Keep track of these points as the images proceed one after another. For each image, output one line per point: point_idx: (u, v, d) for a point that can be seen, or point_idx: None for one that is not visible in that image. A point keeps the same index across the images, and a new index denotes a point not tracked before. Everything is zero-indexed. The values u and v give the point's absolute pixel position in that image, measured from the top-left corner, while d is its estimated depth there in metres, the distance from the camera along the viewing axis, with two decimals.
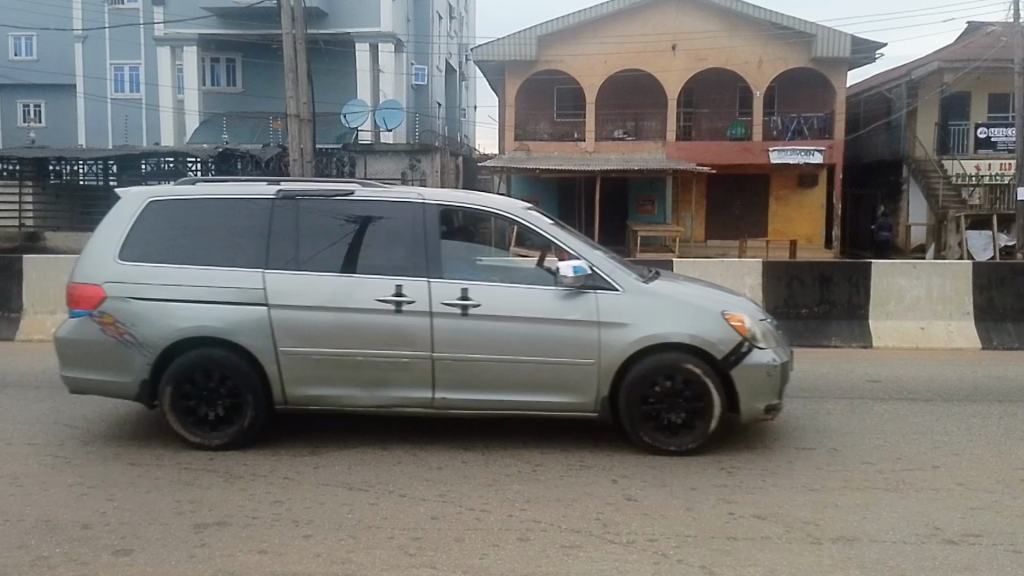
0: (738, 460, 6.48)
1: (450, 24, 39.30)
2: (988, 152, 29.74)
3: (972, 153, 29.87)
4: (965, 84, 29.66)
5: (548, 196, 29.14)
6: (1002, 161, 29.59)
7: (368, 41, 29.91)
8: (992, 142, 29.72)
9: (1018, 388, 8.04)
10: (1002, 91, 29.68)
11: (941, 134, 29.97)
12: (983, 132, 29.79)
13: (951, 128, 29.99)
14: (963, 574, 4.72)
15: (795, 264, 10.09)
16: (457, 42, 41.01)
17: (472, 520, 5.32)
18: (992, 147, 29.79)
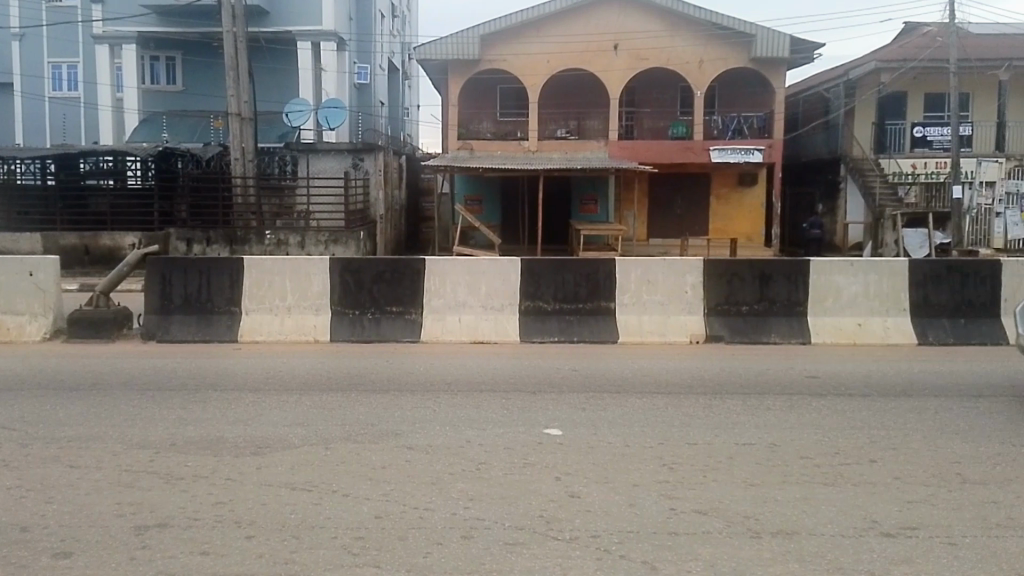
0: (680, 456, 6.54)
1: (393, 23, 39.06)
2: (923, 151, 30.42)
3: (908, 152, 30.48)
4: (901, 83, 30.44)
5: (492, 195, 29.11)
6: (938, 160, 30.26)
7: (309, 40, 29.62)
8: (927, 141, 30.42)
9: (951, 379, 8.21)
10: (936, 91, 30.55)
11: (877, 134, 30.65)
12: (919, 131, 30.46)
13: (888, 127, 30.64)
14: (900, 565, 4.83)
15: (737, 261, 10.19)
16: (401, 40, 40.75)
17: (416, 519, 5.28)
18: (927, 146, 30.46)
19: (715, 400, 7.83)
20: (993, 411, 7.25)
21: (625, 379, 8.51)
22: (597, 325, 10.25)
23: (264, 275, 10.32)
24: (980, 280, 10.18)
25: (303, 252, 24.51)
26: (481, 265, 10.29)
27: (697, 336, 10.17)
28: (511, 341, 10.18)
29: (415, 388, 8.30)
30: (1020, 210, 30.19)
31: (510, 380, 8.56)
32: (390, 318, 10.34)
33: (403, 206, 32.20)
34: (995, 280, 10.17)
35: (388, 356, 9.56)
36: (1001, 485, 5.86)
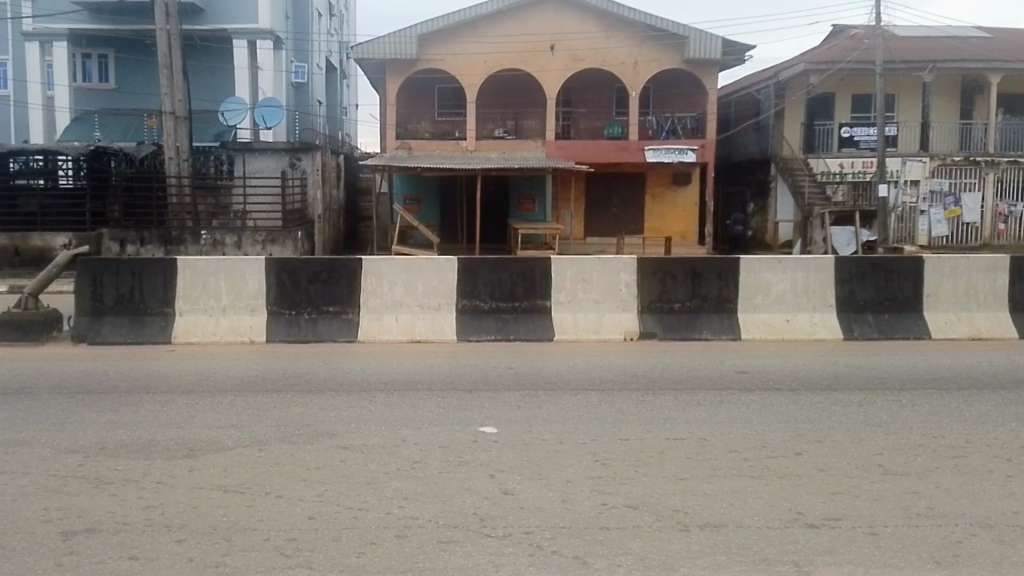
0: (613, 452, 6.62)
1: (330, 21, 38.70)
2: (850, 151, 30.78)
3: (836, 152, 30.84)
4: (829, 84, 31.33)
5: (432, 194, 29.10)
6: (864, 160, 30.62)
7: (246, 38, 29.12)
8: (854, 141, 30.80)
9: (876, 373, 8.43)
10: (864, 91, 31.44)
11: (806, 134, 31.31)
12: (846, 131, 30.82)
13: (817, 127, 31.15)
14: (824, 556, 4.97)
15: (668, 259, 10.34)
16: (338, 39, 40.40)
17: (349, 519, 5.26)
18: (854, 146, 30.86)
19: (648, 396, 7.93)
20: (914, 403, 7.47)
21: (561, 377, 8.58)
22: (533, 323, 10.32)
23: (198, 275, 10.15)
24: (903, 275, 10.48)
25: (239, 252, 24.05)
26: (418, 263, 10.27)
27: (631, 333, 10.31)
28: (448, 340, 10.18)
29: (350, 387, 8.26)
30: (943, 209, 31.04)
31: (446, 378, 8.57)
32: (327, 319, 10.27)
33: (341, 205, 32.00)
34: (917, 275, 10.50)
35: (323, 356, 9.48)
36: (921, 475, 6.04)
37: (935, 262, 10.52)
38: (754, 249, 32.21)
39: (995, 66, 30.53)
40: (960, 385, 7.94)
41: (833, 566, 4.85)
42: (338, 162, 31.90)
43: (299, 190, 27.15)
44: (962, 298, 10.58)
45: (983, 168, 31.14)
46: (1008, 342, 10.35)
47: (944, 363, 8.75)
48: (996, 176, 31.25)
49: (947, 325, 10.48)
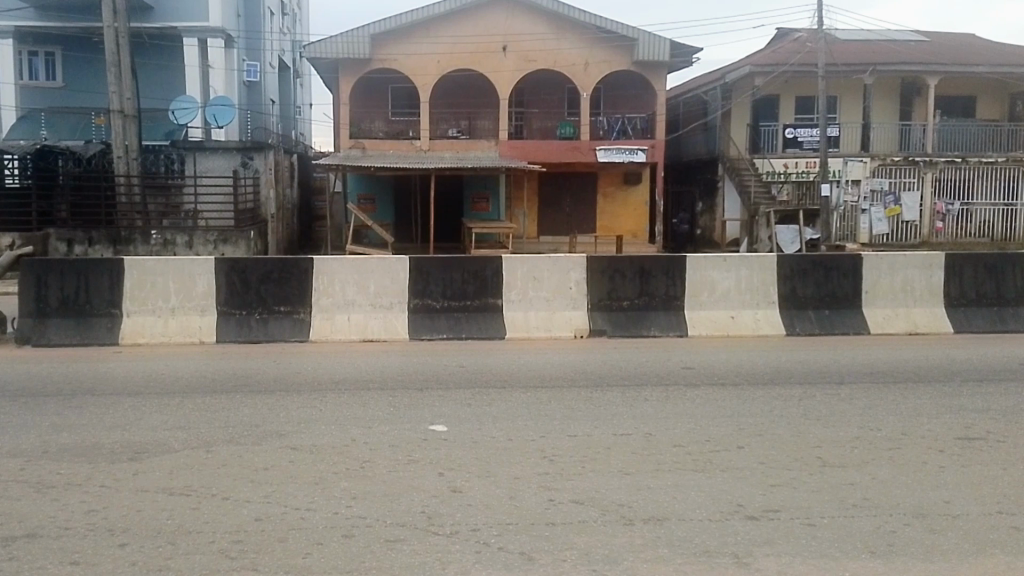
0: (560, 449, 6.71)
1: (282, 20, 38.38)
2: (794, 151, 31.34)
3: (780, 152, 31.38)
4: (773, 87, 31.80)
5: (386, 194, 29.06)
6: (807, 160, 31.24)
7: (196, 36, 28.79)
8: (798, 141, 31.31)
9: (820, 368, 8.63)
10: (806, 93, 31.95)
11: (752, 135, 31.80)
12: (790, 132, 31.31)
13: (762, 128, 31.73)
14: (763, 547, 5.12)
15: (617, 258, 10.49)
16: (291, 38, 40.11)
17: (296, 520, 5.27)
18: (798, 146, 31.37)
19: (597, 393, 8.05)
20: (852, 397, 7.68)
21: (511, 374, 8.67)
22: (485, 322, 10.40)
23: (146, 275, 10.08)
24: (843, 273, 10.75)
25: (191, 252, 23.83)
26: (369, 263, 10.28)
27: (581, 331, 10.42)
28: (400, 339, 10.20)
29: (300, 387, 8.26)
30: (883, 208, 31.75)
31: (397, 378, 8.59)
32: (278, 318, 10.23)
33: (295, 204, 31.82)
34: (856, 272, 10.77)
35: (273, 356, 9.46)
36: (858, 466, 6.21)
37: (873, 259, 10.81)
38: (702, 247, 32.70)
39: (933, 69, 31.27)
40: (896, 378, 8.18)
41: (772, 556, 5.00)
42: (290, 162, 31.69)
43: (251, 190, 26.95)
44: (899, 295, 10.87)
45: (922, 168, 31.82)
46: (943, 336, 10.64)
47: (885, 357, 8.99)
48: (934, 176, 31.94)
49: (884, 320, 10.75)
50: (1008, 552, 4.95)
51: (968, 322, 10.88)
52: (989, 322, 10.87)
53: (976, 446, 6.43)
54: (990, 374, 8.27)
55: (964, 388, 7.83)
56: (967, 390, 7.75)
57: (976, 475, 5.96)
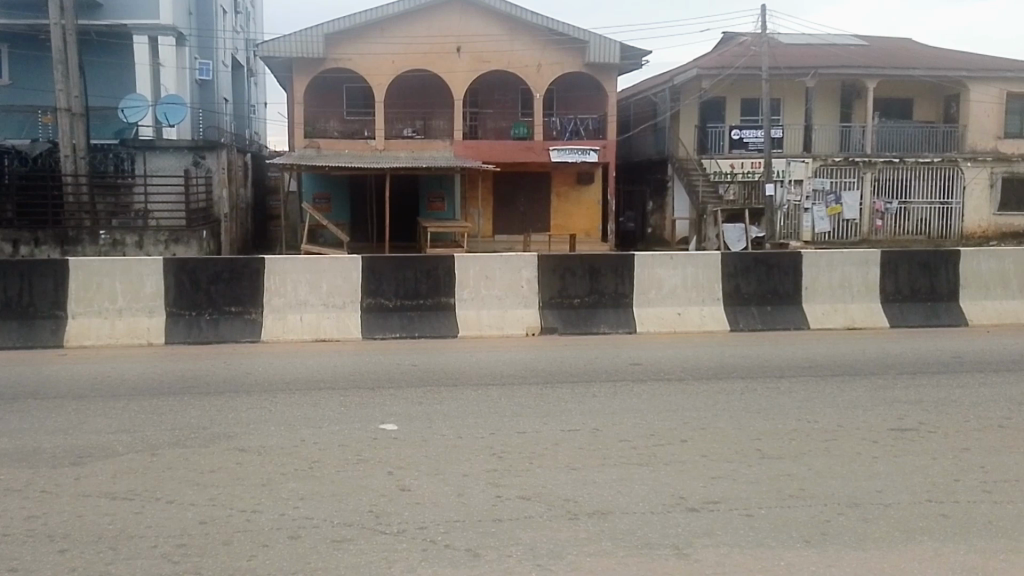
0: (508, 445, 6.84)
1: (235, 18, 38.04)
2: (740, 152, 32.03)
3: (727, 152, 32.00)
4: (720, 89, 32.25)
5: (341, 194, 28.99)
6: (752, 160, 31.86)
7: (146, 34, 28.49)
8: (743, 142, 32.10)
9: (763, 363, 8.84)
10: (753, 95, 32.48)
11: (700, 136, 32.20)
12: (735, 133, 32.12)
13: (709, 129, 32.24)
14: (703, 537, 5.27)
15: (567, 257, 10.65)
16: (244, 36, 39.79)
17: (242, 522, 5.29)
18: (744, 147, 32.11)
19: (546, 390, 8.16)
20: (791, 390, 7.90)
21: (463, 372, 8.77)
22: (437, 321, 10.48)
23: (92, 276, 10.01)
24: (784, 270, 11.04)
25: (141, 252, 23.66)
26: (322, 263, 10.31)
27: (533, 328, 10.54)
28: (353, 338, 10.24)
29: (249, 388, 8.28)
30: (824, 207, 32.43)
31: (349, 377, 8.65)
32: (228, 319, 10.20)
33: (248, 204, 31.63)
34: (796, 269, 11.07)
35: (223, 357, 9.45)
36: (795, 458, 6.39)
37: (812, 257, 11.12)
38: (652, 245, 33.06)
39: (873, 72, 31.99)
40: (831, 372, 8.42)
41: (710, 547, 5.16)
42: (243, 161, 31.51)
43: (204, 189, 26.77)
44: (838, 291, 11.17)
45: (861, 168, 32.51)
46: (880, 331, 10.94)
47: (825, 352, 9.23)
48: (873, 176, 32.66)
49: (824, 316, 11.03)
50: (936, 538, 5.14)
51: (904, 317, 11.19)
52: (924, 317, 11.20)
53: (910, 437, 6.66)
54: (923, 367, 8.54)
55: (896, 380, 8.11)
56: (898, 383, 8.02)
57: (910, 464, 6.17)
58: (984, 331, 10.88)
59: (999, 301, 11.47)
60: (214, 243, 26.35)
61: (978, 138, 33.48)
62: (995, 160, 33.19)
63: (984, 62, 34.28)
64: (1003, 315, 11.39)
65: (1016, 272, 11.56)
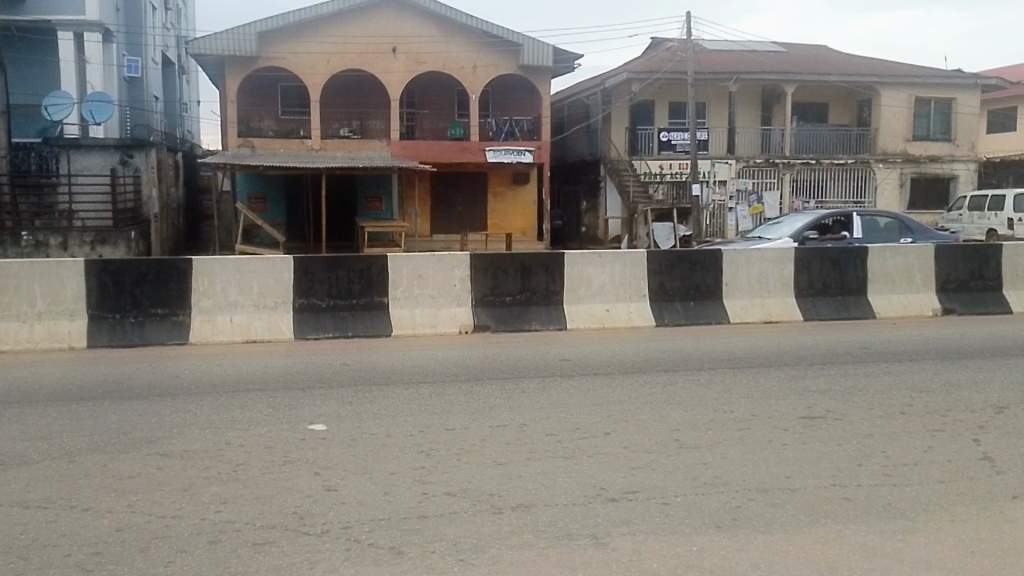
0: (437, 441, 6.97)
1: (165, 14, 37.43)
2: (669, 154, 32.49)
3: (656, 154, 32.43)
4: (649, 93, 32.85)
5: (277, 194, 28.79)
6: (680, 162, 32.46)
7: (71, 30, 27.94)
8: (671, 145, 32.48)
9: (683, 357, 9.11)
10: (679, 99, 33.20)
11: (630, 138, 32.76)
12: (664, 136, 32.46)
13: (639, 131, 32.71)
14: (621, 527, 5.46)
15: (498, 256, 10.83)
16: (174, 34, 39.18)
17: (161, 528, 5.29)
18: (672, 149, 32.55)
19: (474, 386, 8.33)
20: (710, 381, 8.19)
21: (394, 371, 8.88)
22: (371, 320, 10.57)
23: (11, 279, 9.82)
24: (706, 266, 11.38)
25: (66, 253, 23.51)
26: (252, 263, 10.30)
27: (466, 327, 10.70)
28: (285, 339, 10.28)
29: (174, 391, 8.27)
30: (747, 206, 33.11)
31: (281, 378, 8.71)
32: (154, 322, 10.15)
33: (179, 204, 31.32)
34: (717, 266, 11.42)
35: (150, 361, 9.40)
36: (710, 447, 6.63)
37: (733, 253, 11.48)
38: (587, 244, 33.52)
39: (792, 77, 32.77)
40: (746, 364, 8.73)
41: (627, 535, 5.35)
42: (173, 160, 31.19)
43: (132, 188, 26.61)
44: (757, 287, 11.56)
45: (781, 169, 33.43)
46: (795, 324, 11.35)
47: (746, 346, 9.52)
48: (792, 177, 33.57)
49: (743, 310, 11.41)
50: (838, 521, 5.39)
51: (816, 311, 11.64)
52: (835, 310, 11.67)
53: (818, 425, 6.95)
54: (831, 359, 8.90)
55: (807, 370, 8.45)
56: (808, 373, 8.35)
57: (819, 451, 6.46)
58: (891, 323, 11.36)
59: (903, 294, 11.97)
60: (143, 243, 26.29)
61: (892, 140, 34.54)
62: (904, 162, 34.39)
63: (897, 68, 35.36)
64: (909, 308, 11.90)
65: (919, 267, 12.06)
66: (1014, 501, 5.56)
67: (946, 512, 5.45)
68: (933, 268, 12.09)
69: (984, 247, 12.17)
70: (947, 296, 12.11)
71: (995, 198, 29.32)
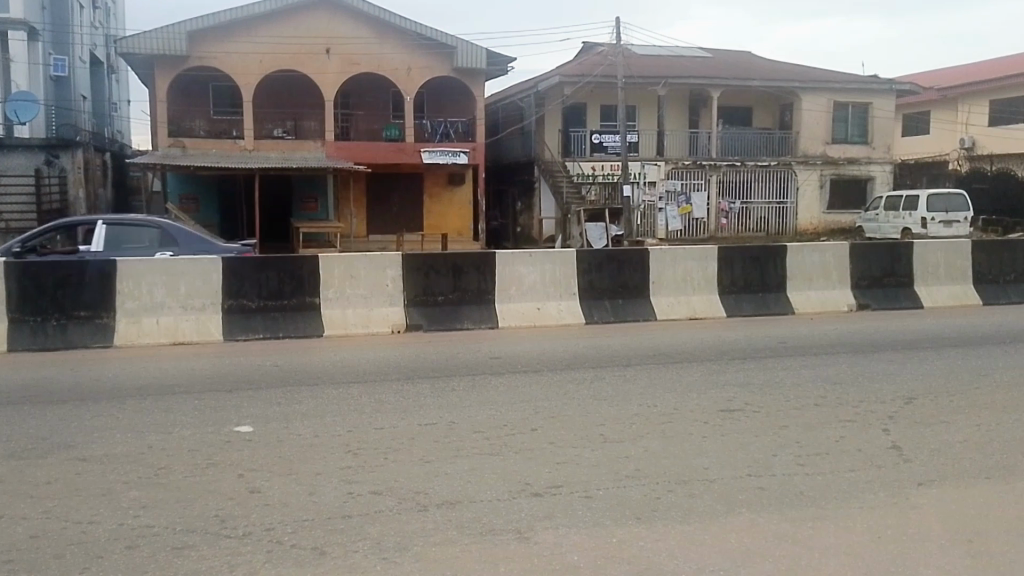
0: (364, 441, 6.98)
1: (93, 13, 36.72)
2: (600, 156, 32.98)
3: (589, 156, 32.92)
4: (581, 95, 33.23)
5: (209, 195, 28.43)
6: (611, 164, 32.87)
7: None
8: (603, 146, 33.00)
9: (609, 353, 9.26)
10: (610, 103, 33.67)
11: (563, 139, 33.13)
12: (596, 137, 33.03)
13: (572, 133, 33.21)
14: (544, 521, 5.54)
15: (430, 256, 10.89)
16: (103, 33, 38.45)
17: (76, 534, 5.23)
18: (604, 151, 33.04)
19: (404, 385, 8.36)
20: (635, 377, 8.34)
21: (325, 371, 8.88)
22: (302, 321, 10.53)
23: None
24: (633, 265, 11.60)
25: None
26: (179, 264, 10.21)
27: (398, 326, 10.72)
28: (214, 340, 10.18)
29: (95, 395, 8.16)
30: (676, 207, 33.75)
31: (207, 380, 8.62)
32: (77, 324, 9.96)
33: (108, 205, 30.78)
34: (644, 265, 11.65)
35: (75, 364, 9.23)
36: (633, 441, 6.77)
37: (658, 253, 11.73)
38: (522, 245, 33.71)
39: (717, 83, 33.43)
40: (670, 359, 8.90)
41: (550, 529, 5.43)
42: (101, 160, 30.63)
43: (57, 189, 26.21)
44: (681, 285, 11.81)
45: (708, 171, 34.13)
46: (718, 320, 11.62)
47: (671, 342, 9.69)
48: (719, 178, 34.34)
49: (669, 307, 11.63)
50: (751, 510, 5.56)
51: (738, 307, 11.93)
52: (756, 306, 11.98)
53: (736, 417, 7.14)
54: (749, 353, 9.13)
55: (729, 365, 8.65)
56: (729, 368, 8.55)
57: (735, 442, 6.64)
58: (808, 318, 11.70)
59: (821, 290, 12.31)
60: None
61: (819, 144, 35.43)
62: (823, 164, 35.32)
63: (821, 74, 36.25)
64: (826, 304, 12.24)
65: (835, 264, 12.43)
66: (920, 487, 5.79)
67: (855, 499, 5.65)
68: (847, 264, 12.47)
69: (896, 245, 12.57)
70: (861, 292, 12.48)
71: (909, 198, 30.21)
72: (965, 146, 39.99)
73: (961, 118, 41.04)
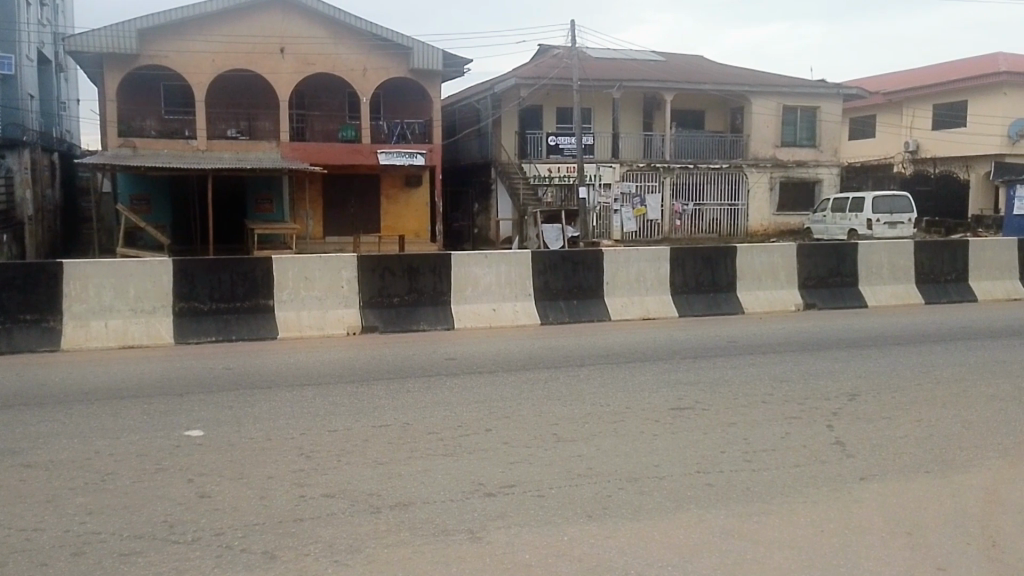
0: (318, 444, 6.95)
1: (41, 10, 36.04)
2: (557, 158, 33.17)
3: (545, 158, 33.10)
4: (537, 97, 33.38)
5: (161, 195, 28.06)
6: (568, 166, 33.16)
7: None
8: (559, 148, 33.14)
9: (562, 353, 9.33)
10: (566, 104, 33.85)
11: (520, 142, 33.23)
12: (552, 140, 33.12)
13: (528, 135, 33.24)
14: (496, 520, 5.57)
15: (385, 257, 10.88)
16: (50, 30, 37.74)
17: (19, 542, 5.14)
18: (560, 153, 33.20)
19: (358, 387, 8.35)
20: (588, 377, 8.41)
21: (277, 373, 8.82)
22: (256, 323, 10.46)
23: None
24: (586, 266, 11.71)
25: None
26: (128, 266, 10.07)
27: (353, 328, 10.70)
28: (165, 343, 10.07)
29: (40, 400, 8.02)
30: (631, 208, 33.97)
31: (158, 383, 8.54)
32: (23, 328, 9.75)
33: (56, 206, 30.20)
34: (597, 266, 11.75)
35: (21, 368, 9.06)
36: (586, 440, 6.84)
37: (611, 254, 11.84)
38: (481, 246, 33.78)
39: (670, 86, 33.79)
40: (623, 359, 9.00)
41: (502, 529, 5.45)
42: (49, 160, 30.06)
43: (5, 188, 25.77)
44: (633, 285, 11.92)
45: (661, 173, 34.45)
46: (669, 320, 11.76)
47: (624, 342, 9.79)
48: (672, 180, 34.66)
49: (622, 307, 11.75)
50: (699, 506, 5.65)
51: (689, 306, 12.08)
52: (706, 305, 12.14)
53: (687, 416, 7.24)
54: (699, 352, 9.27)
55: (680, 364, 8.77)
56: (680, 367, 8.68)
57: (685, 440, 6.73)
58: (757, 317, 11.89)
59: (769, 290, 12.52)
60: (18, 245, 25.42)
61: (771, 146, 35.97)
62: (774, 166, 35.87)
63: (771, 77, 36.78)
64: (774, 303, 12.44)
65: (783, 265, 12.65)
66: (861, 482, 5.93)
67: (802, 495, 5.76)
68: (794, 265, 12.70)
69: (841, 245, 12.82)
70: (808, 292, 12.70)
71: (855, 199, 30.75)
72: (909, 148, 40.82)
73: (906, 121, 41.91)
